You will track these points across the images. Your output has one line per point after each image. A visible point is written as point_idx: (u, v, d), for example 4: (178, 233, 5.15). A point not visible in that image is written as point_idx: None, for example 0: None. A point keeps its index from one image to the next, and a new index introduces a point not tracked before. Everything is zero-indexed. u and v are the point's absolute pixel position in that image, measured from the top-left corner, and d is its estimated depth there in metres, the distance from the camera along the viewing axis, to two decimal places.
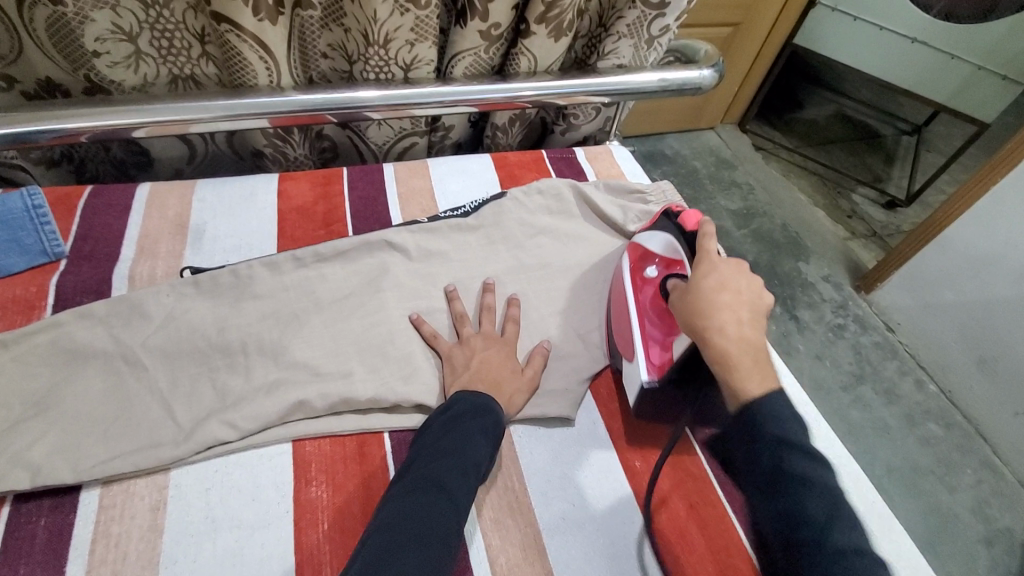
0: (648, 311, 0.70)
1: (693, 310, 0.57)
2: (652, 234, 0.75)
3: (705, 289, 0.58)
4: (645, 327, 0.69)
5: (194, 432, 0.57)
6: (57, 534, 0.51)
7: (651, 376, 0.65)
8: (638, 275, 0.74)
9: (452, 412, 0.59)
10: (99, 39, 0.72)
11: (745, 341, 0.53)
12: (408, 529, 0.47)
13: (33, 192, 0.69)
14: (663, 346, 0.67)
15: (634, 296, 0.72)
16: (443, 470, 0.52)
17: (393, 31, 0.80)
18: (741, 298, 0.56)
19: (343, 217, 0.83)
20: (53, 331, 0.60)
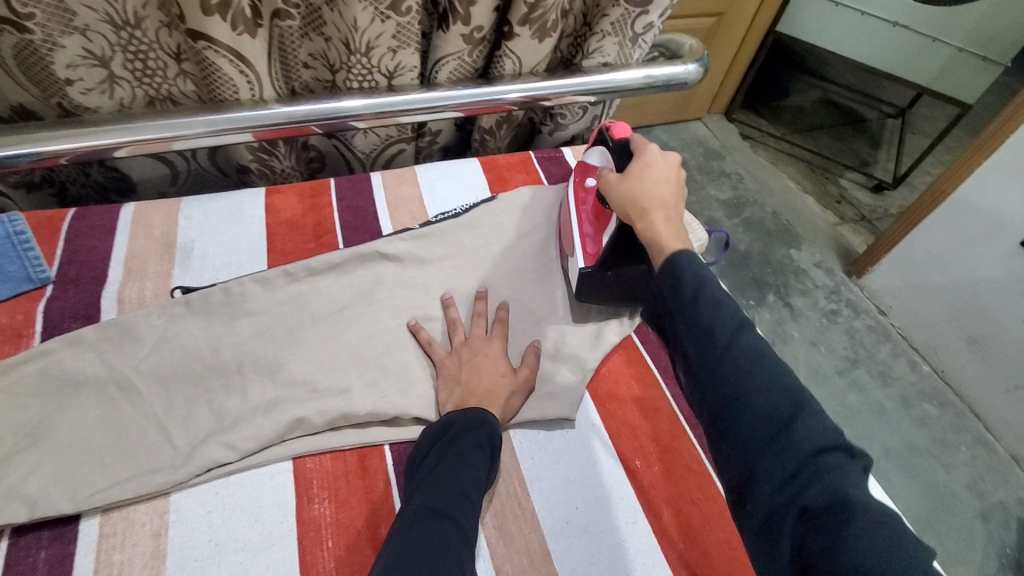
0: (586, 215, 0.78)
1: (629, 195, 0.62)
2: (592, 152, 0.82)
3: (641, 177, 0.63)
4: (582, 226, 0.78)
5: (192, 455, 0.57)
6: (58, 566, 0.51)
7: (585, 264, 0.74)
8: (581, 189, 0.82)
9: (449, 432, 0.59)
10: (72, 65, 0.71)
11: (666, 213, 0.58)
12: (413, 565, 0.45)
13: (15, 218, 0.68)
14: (595, 235, 0.76)
15: (575, 205, 0.81)
16: (442, 497, 0.51)
17: (375, 39, 0.80)
18: (670, 184, 0.62)
19: (333, 229, 0.82)
20: (43, 359, 0.60)
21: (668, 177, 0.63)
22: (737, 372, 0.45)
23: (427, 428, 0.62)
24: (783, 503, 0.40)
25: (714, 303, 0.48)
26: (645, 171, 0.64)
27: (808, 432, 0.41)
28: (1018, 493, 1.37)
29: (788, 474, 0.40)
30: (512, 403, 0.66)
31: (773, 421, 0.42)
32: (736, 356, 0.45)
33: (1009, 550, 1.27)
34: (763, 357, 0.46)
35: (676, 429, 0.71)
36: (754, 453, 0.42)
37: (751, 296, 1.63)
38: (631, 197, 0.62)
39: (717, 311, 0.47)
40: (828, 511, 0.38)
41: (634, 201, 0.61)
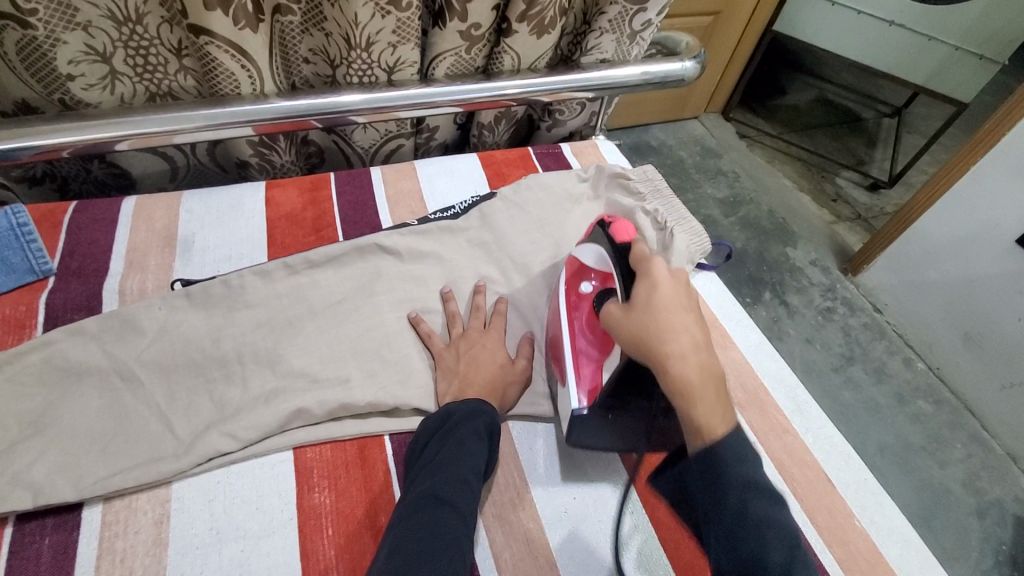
0: (582, 329, 0.68)
1: (642, 335, 0.54)
2: (587, 248, 0.72)
3: (653, 307, 0.55)
4: (577, 343, 0.68)
5: (194, 445, 0.58)
6: (62, 553, 0.51)
7: (583, 400, 0.64)
8: (573, 292, 0.72)
9: (446, 421, 0.59)
10: (74, 61, 0.72)
11: (698, 366, 0.51)
12: (415, 552, 0.47)
13: (18, 210, 0.69)
14: (595, 364, 0.66)
15: (567, 314, 0.70)
16: (441, 485, 0.52)
17: (375, 34, 0.80)
18: (687, 316, 0.55)
19: (333, 222, 0.83)
20: (45, 350, 0.60)
21: (679, 302, 0.56)
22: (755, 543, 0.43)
23: (427, 416, 0.63)
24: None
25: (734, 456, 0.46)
26: (654, 295, 0.56)
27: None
28: (1010, 488, 1.39)
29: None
30: (510, 393, 0.67)
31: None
32: (751, 525, 0.44)
33: (1003, 544, 1.28)
34: (783, 533, 0.44)
35: None
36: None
37: (747, 294, 1.64)
38: (646, 336, 0.54)
39: (735, 473, 0.45)
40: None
41: (648, 340, 0.54)
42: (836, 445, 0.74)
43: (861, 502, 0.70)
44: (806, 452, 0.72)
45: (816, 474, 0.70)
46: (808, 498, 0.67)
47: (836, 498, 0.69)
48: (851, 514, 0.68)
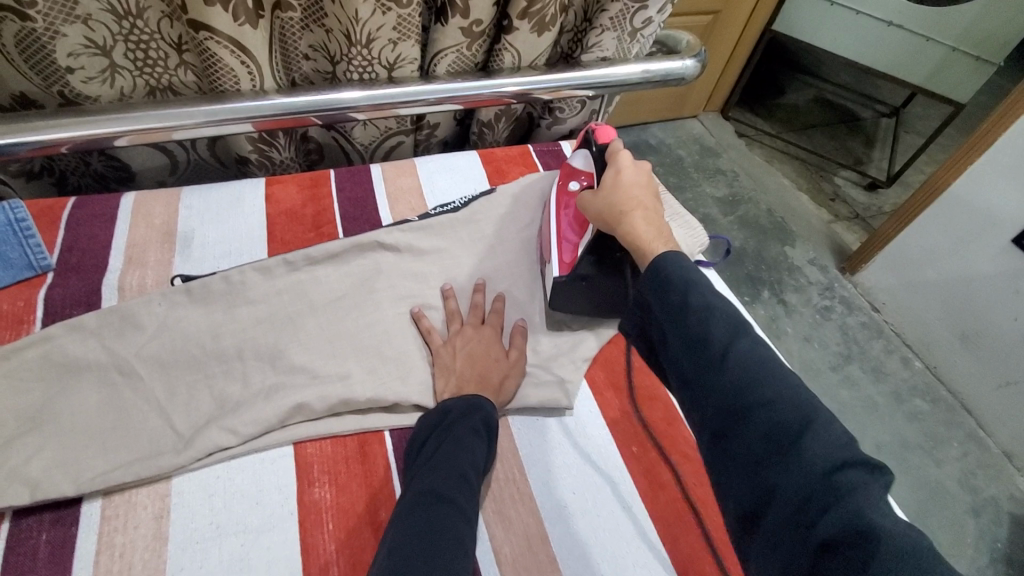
0: (569, 219, 0.74)
1: (604, 209, 0.61)
2: (579, 153, 0.76)
3: (614, 183, 0.62)
4: (562, 231, 0.74)
5: (194, 440, 0.58)
6: (61, 548, 0.51)
7: (561, 271, 0.72)
8: (564, 191, 0.77)
9: (443, 420, 0.59)
10: (73, 54, 0.71)
11: (647, 218, 0.57)
12: (415, 547, 0.46)
13: (16, 206, 0.68)
14: (573, 245, 0.73)
15: (557, 207, 0.76)
16: (440, 480, 0.52)
17: (375, 31, 0.80)
18: (642, 188, 0.61)
19: (333, 219, 0.83)
20: (44, 345, 0.60)
21: (641, 180, 0.62)
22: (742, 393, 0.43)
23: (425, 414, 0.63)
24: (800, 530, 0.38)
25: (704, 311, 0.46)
26: (617, 177, 0.62)
27: (816, 443, 0.39)
28: (1007, 487, 1.39)
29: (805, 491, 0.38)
30: (510, 383, 0.68)
31: (780, 431, 0.41)
32: (733, 372, 0.43)
33: (998, 543, 1.29)
34: (767, 368, 0.44)
35: (671, 418, 0.72)
36: (773, 475, 0.40)
37: (745, 292, 1.65)
38: (608, 206, 0.60)
39: (709, 323, 0.45)
40: (847, 533, 0.35)
41: (611, 210, 0.60)
42: None
43: None
44: None
45: None
46: None
47: None
48: None
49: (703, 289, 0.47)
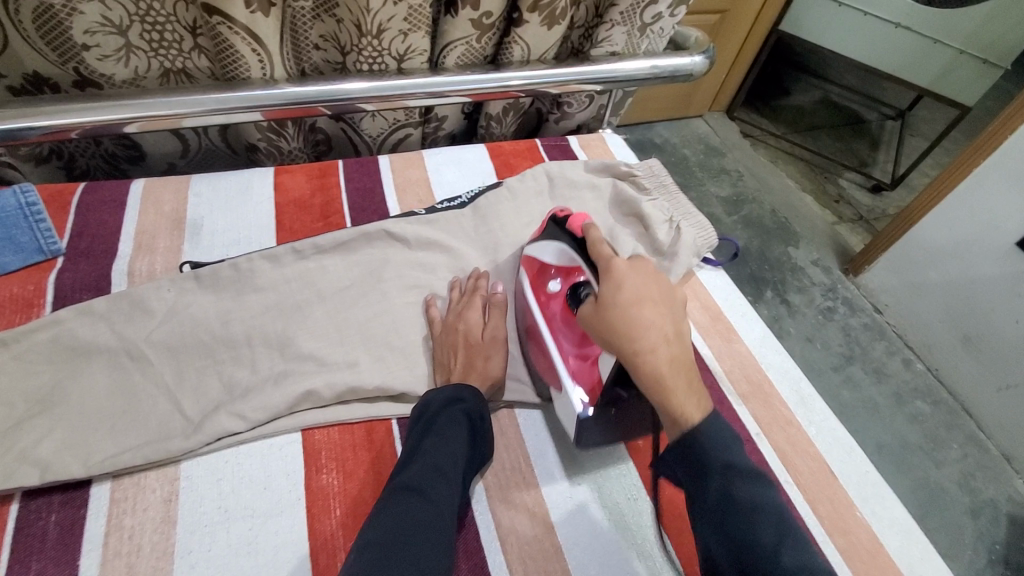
0: (562, 326, 0.67)
1: (610, 328, 0.54)
2: (546, 248, 0.68)
3: (616, 301, 0.54)
4: (561, 344, 0.66)
5: (203, 424, 0.58)
6: (69, 529, 0.51)
7: (586, 403, 0.61)
8: (542, 292, 0.70)
9: (421, 415, 0.59)
10: (90, 31, 0.72)
11: (669, 355, 0.52)
12: (392, 543, 0.47)
13: (26, 190, 0.69)
14: (585, 361, 0.64)
15: (544, 322, 0.68)
16: (418, 475, 0.52)
17: (386, 21, 0.80)
18: (654, 307, 0.54)
19: (341, 210, 0.83)
20: (55, 328, 0.60)
21: (646, 290, 0.55)
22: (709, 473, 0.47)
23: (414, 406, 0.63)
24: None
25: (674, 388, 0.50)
26: (618, 294, 0.55)
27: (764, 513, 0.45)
28: (1006, 490, 1.39)
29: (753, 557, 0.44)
30: (492, 365, 0.67)
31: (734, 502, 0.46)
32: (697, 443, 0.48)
33: (996, 544, 1.29)
34: (782, 525, 0.45)
35: None
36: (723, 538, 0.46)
37: (748, 292, 1.65)
38: (618, 335, 0.53)
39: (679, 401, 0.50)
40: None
41: (622, 339, 0.53)
42: (840, 438, 0.74)
43: (863, 492, 0.69)
44: (808, 443, 0.72)
45: (819, 466, 0.70)
46: (811, 487, 0.68)
47: (838, 489, 0.68)
48: (853, 504, 0.68)
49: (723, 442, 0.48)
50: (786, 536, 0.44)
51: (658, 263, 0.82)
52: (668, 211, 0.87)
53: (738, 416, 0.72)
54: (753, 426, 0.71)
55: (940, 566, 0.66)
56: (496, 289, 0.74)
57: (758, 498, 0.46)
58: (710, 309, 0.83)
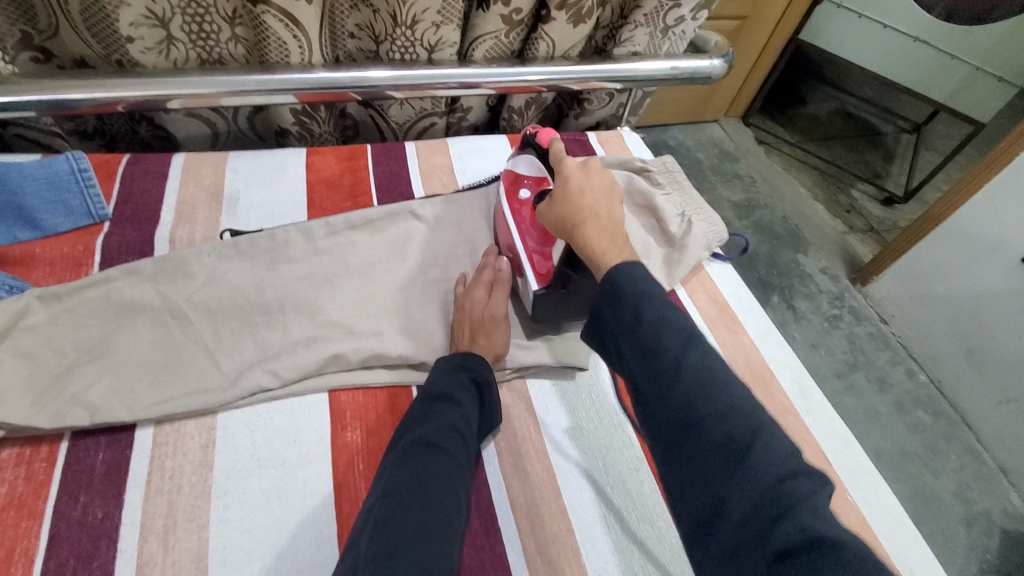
0: (527, 227, 0.74)
1: (562, 217, 0.58)
2: (521, 158, 0.77)
3: (564, 193, 0.58)
4: (526, 241, 0.74)
5: (239, 379, 0.62)
6: (115, 467, 0.55)
7: (540, 284, 0.72)
8: (514, 200, 0.77)
9: (433, 379, 0.63)
10: (135, 24, 0.76)
11: (611, 232, 0.56)
12: (411, 492, 0.51)
13: (78, 157, 0.73)
14: (544, 256, 0.73)
15: (513, 220, 0.76)
16: (432, 431, 0.56)
17: (421, 13, 0.84)
18: (598, 194, 0.58)
19: (368, 190, 0.87)
20: (104, 286, 0.64)
21: (593, 184, 0.59)
22: (694, 413, 0.44)
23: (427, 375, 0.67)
24: (755, 540, 0.39)
25: (658, 328, 0.47)
26: (566, 187, 0.58)
27: (764, 455, 0.41)
28: (1001, 502, 1.40)
29: (752, 505, 0.40)
30: (496, 339, 0.69)
31: (730, 450, 0.42)
32: (685, 383, 0.45)
33: (989, 554, 1.31)
34: (717, 380, 0.45)
35: None
36: (720, 489, 0.42)
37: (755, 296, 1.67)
38: (567, 217, 0.57)
39: (662, 333, 0.47)
40: (802, 549, 0.37)
41: (572, 223, 0.57)
42: (835, 427, 0.77)
43: (855, 480, 0.72)
44: (805, 431, 0.75)
45: (814, 451, 0.73)
46: None
47: (831, 474, 0.72)
48: (845, 489, 0.71)
49: (657, 301, 0.48)
50: (725, 388, 0.44)
51: (669, 254, 0.86)
52: (681, 206, 0.91)
53: None
54: None
55: (925, 553, 0.69)
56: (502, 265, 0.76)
57: (694, 359, 0.45)
58: (717, 301, 0.86)
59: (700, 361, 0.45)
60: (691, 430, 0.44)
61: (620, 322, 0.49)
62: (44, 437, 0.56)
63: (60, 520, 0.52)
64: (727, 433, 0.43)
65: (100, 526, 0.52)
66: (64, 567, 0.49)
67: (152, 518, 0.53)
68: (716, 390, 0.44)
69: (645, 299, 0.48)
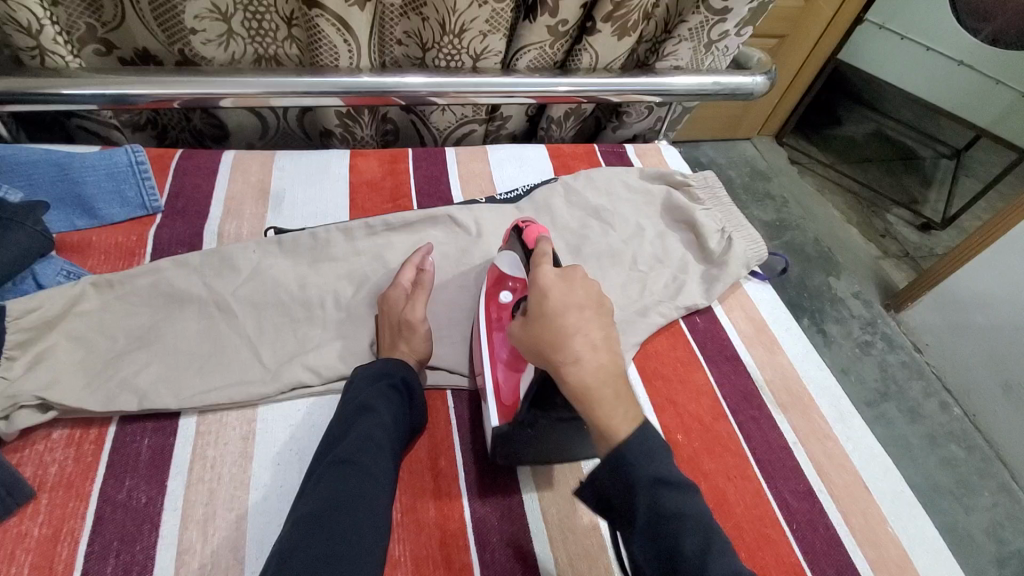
0: (500, 347, 0.65)
1: (539, 339, 0.53)
2: (505, 256, 0.69)
3: (545, 312, 0.54)
4: (495, 369, 0.64)
5: (280, 373, 0.63)
6: (160, 453, 0.57)
7: (500, 419, 0.61)
8: (495, 308, 0.69)
9: (356, 390, 0.60)
10: (199, 17, 0.79)
11: (603, 368, 0.52)
12: (329, 521, 0.48)
13: (137, 150, 0.76)
14: (513, 378, 0.62)
15: (488, 332, 0.67)
16: (350, 447, 0.53)
17: (469, 22, 0.86)
18: (587, 315, 0.54)
19: (408, 193, 0.88)
20: (154, 276, 0.66)
21: (574, 302, 0.55)
22: (686, 556, 0.44)
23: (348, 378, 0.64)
24: None
25: (672, 519, 0.46)
26: (544, 301, 0.55)
27: None
28: None
29: None
30: (416, 345, 0.66)
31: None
32: (688, 551, 0.44)
33: None
34: (698, 519, 0.46)
35: (715, 415, 0.73)
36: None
37: None
38: (545, 343, 0.53)
39: (663, 497, 0.46)
40: None
41: (554, 356, 0.52)
42: (876, 456, 0.74)
43: (896, 511, 0.70)
44: (844, 457, 0.73)
45: (852, 480, 0.71)
46: (842, 500, 0.69)
47: (870, 505, 0.69)
48: (885, 520, 0.69)
49: (644, 431, 0.49)
50: (704, 526, 0.46)
51: (708, 271, 0.86)
52: (722, 222, 0.90)
53: (776, 423, 0.74)
54: (790, 435, 0.73)
55: None
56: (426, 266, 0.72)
57: (674, 492, 0.47)
58: (754, 320, 0.84)
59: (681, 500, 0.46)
60: (669, 568, 0.45)
61: (620, 495, 0.48)
62: (93, 420, 0.58)
63: (105, 502, 0.53)
64: (704, 575, 0.43)
65: (143, 510, 0.53)
66: (108, 549, 0.50)
67: (193, 505, 0.54)
68: (697, 525, 0.45)
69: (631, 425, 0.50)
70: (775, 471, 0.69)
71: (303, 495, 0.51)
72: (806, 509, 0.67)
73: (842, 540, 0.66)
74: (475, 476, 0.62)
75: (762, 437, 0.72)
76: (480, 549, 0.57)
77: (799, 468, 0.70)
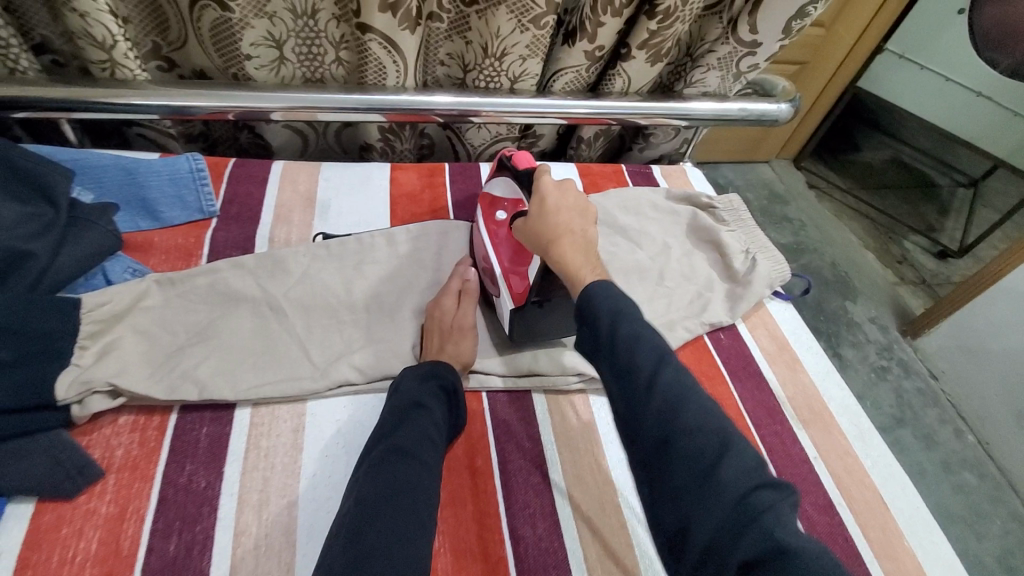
0: (504, 245, 0.76)
1: (534, 230, 0.61)
2: (496, 181, 0.78)
3: (543, 207, 0.62)
4: (502, 262, 0.75)
5: (328, 371, 0.67)
6: (217, 441, 0.60)
7: (515, 304, 0.71)
8: (491, 221, 0.78)
9: (403, 387, 0.63)
10: (254, 44, 0.85)
11: (583, 248, 0.58)
12: (386, 508, 0.51)
13: (196, 158, 0.81)
14: (519, 274, 0.73)
15: (490, 241, 0.77)
16: (403, 439, 0.57)
17: (511, 47, 0.90)
18: (575, 212, 0.61)
19: (446, 205, 0.93)
20: (211, 276, 0.71)
21: (567, 204, 0.62)
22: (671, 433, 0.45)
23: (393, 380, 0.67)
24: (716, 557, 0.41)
25: (646, 367, 0.48)
26: (541, 202, 0.62)
27: (733, 469, 0.43)
28: None
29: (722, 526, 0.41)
30: (462, 350, 0.69)
31: (700, 462, 0.44)
32: (659, 400, 0.47)
33: None
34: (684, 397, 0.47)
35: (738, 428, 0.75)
36: (689, 510, 0.43)
37: None
38: (538, 230, 0.60)
39: (636, 351, 0.49)
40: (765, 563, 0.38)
41: (544, 239, 0.60)
42: (896, 475, 0.76)
43: (915, 528, 0.71)
44: (864, 474, 0.75)
45: (872, 496, 0.73)
46: (862, 515, 0.71)
47: (889, 521, 0.71)
48: (904, 536, 0.70)
49: (629, 318, 0.51)
50: (697, 406, 0.46)
51: (732, 288, 0.89)
52: (745, 243, 0.94)
53: (798, 438, 0.76)
54: (812, 450, 0.75)
55: None
56: (470, 276, 0.77)
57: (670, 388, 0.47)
58: (776, 338, 0.87)
59: (670, 383, 0.47)
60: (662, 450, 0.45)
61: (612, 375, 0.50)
62: (156, 409, 0.62)
63: (168, 485, 0.57)
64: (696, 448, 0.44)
65: (203, 493, 0.57)
66: (170, 528, 0.54)
67: (248, 492, 0.57)
68: (692, 406, 0.46)
69: (614, 309, 0.51)
70: (796, 484, 0.71)
71: (355, 483, 0.54)
72: (827, 521, 0.69)
73: (862, 553, 0.67)
74: (510, 474, 0.65)
75: (783, 450, 0.74)
76: (514, 543, 0.60)
77: (820, 482, 0.72)
